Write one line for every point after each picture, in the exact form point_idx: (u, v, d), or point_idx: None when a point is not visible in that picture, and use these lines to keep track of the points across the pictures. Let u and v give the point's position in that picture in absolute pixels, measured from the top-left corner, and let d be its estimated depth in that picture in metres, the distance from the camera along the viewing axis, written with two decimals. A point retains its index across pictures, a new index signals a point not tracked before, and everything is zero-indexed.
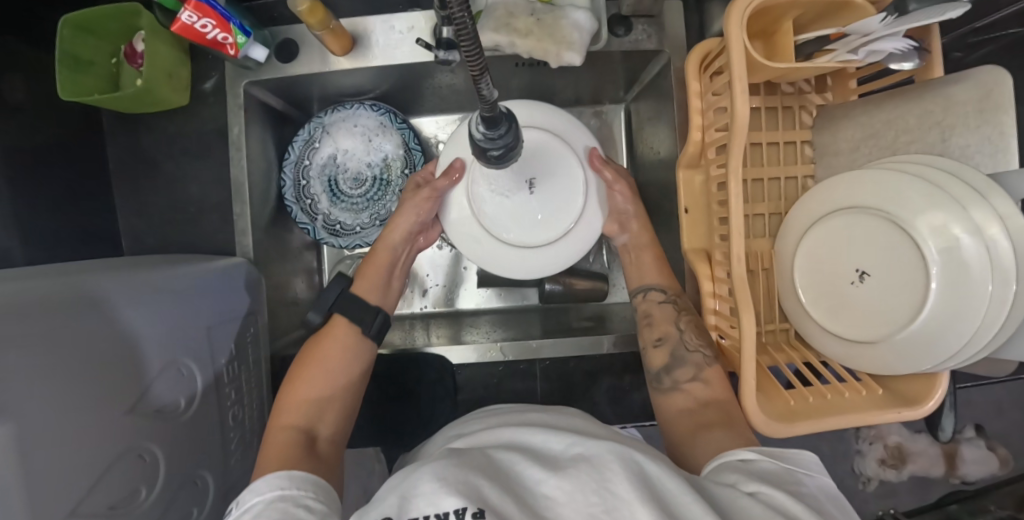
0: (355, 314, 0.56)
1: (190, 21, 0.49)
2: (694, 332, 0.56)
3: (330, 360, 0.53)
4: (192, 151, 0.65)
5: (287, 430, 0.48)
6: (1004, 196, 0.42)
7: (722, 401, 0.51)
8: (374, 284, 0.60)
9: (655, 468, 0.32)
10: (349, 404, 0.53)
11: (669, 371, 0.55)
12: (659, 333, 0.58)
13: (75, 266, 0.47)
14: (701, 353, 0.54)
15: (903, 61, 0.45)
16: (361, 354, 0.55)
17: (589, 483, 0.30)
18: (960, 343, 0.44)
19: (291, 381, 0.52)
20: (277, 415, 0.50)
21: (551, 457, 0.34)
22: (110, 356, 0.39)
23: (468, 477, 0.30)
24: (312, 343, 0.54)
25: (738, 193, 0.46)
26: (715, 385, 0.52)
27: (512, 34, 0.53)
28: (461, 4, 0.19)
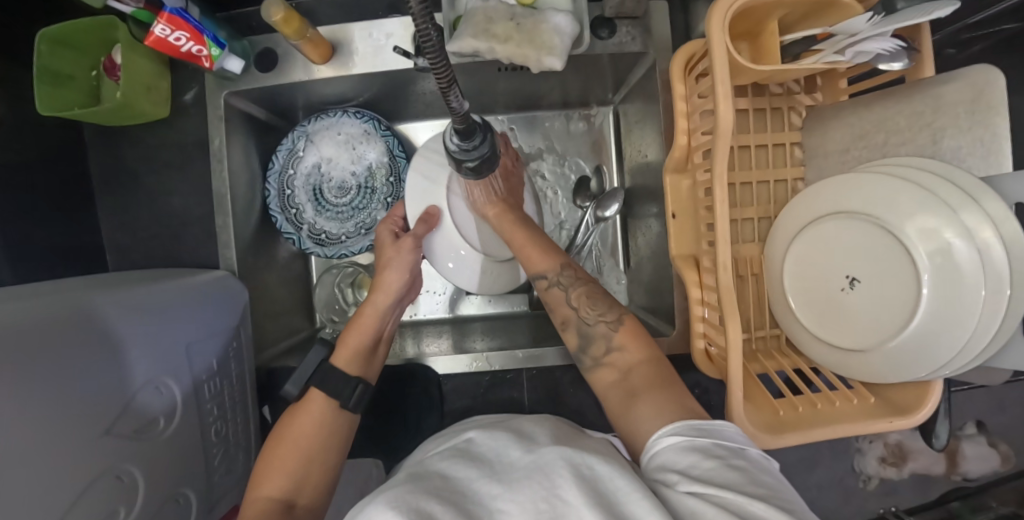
0: (335, 388, 0.50)
1: (163, 35, 0.48)
2: (588, 304, 0.51)
3: (306, 436, 0.48)
4: (175, 163, 0.65)
5: (262, 502, 0.43)
6: (996, 199, 0.41)
7: (642, 367, 0.47)
8: (357, 350, 0.55)
9: (606, 468, 0.31)
10: (329, 467, 0.48)
11: (583, 351, 0.49)
12: (560, 318, 0.53)
13: (52, 284, 0.47)
14: (604, 322, 0.50)
15: (892, 62, 0.44)
16: (338, 420, 0.50)
17: (538, 493, 0.29)
18: (953, 352, 0.43)
19: (267, 454, 0.47)
20: (255, 482, 0.46)
21: (505, 466, 0.33)
22: (88, 374, 0.39)
23: (427, 499, 0.28)
24: (285, 421, 0.49)
25: (722, 200, 0.45)
26: (633, 350, 0.48)
27: (491, 40, 0.52)
28: (422, 15, 0.23)
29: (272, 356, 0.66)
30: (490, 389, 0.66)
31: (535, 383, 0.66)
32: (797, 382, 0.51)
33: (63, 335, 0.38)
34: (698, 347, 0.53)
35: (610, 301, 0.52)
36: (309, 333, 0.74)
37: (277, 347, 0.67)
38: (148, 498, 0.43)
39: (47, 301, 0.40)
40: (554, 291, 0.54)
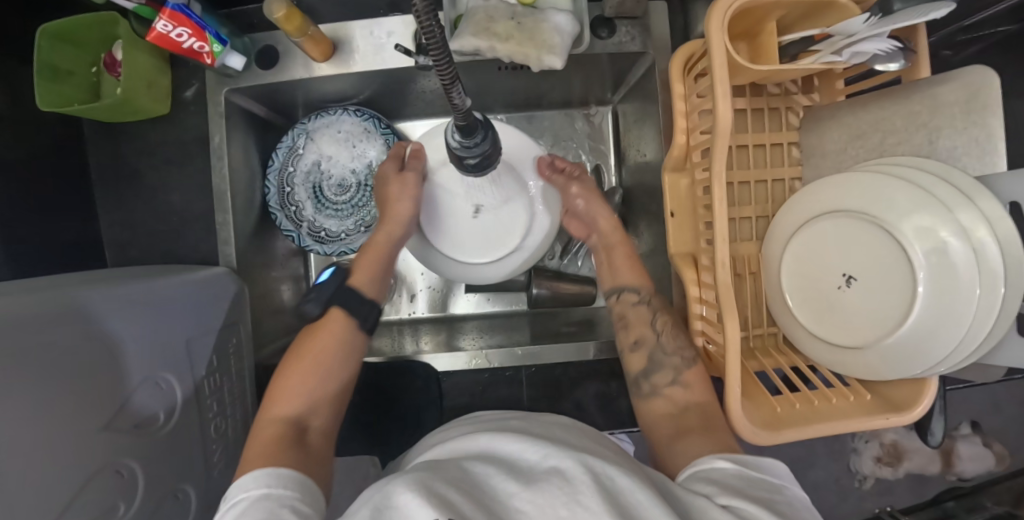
0: (356, 310, 0.55)
1: (165, 31, 0.48)
2: (670, 334, 0.56)
3: (327, 355, 0.51)
4: (175, 160, 0.65)
5: (278, 422, 0.46)
6: (990, 198, 0.41)
7: (702, 405, 0.50)
8: (370, 271, 0.59)
9: (624, 481, 0.31)
10: (341, 392, 0.52)
11: (647, 376, 0.54)
12: (636, 337, 0.57)
13: (51, 279, 0.47)
14: (680, 357, 0.54)
15: (888, 62, 0.44)
16: (354, 347, 0.54)
17: (560, 497, 0.29)
18: (949, 349, 0.43)
19: (285, 370, 0.50)
20: (269, 400, 0.49)
21: (525, 470, 0.33)
22: (87, 370, 0.39)
23: (442, 487, 0.30)
24: (307, 336, 0.53)
25: (721, 198, 0.45)
26: (697, 390, 0.51)
27: (492, 39, 0.52)
28: (426, 11, 0.24)
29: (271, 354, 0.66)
30: (488, 387, 0.66)
31: (533, 381, 0.66)
32: (794, 379, 0.51)
33: (62, 331, 0.38)
34: (697, 344, 0.53)
35: (689, 336, 0.56)
36: None
37: (276, 345, 0.67)
38: (148, 493, 0.43)
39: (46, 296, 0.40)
40: (641, 309, 0.59)
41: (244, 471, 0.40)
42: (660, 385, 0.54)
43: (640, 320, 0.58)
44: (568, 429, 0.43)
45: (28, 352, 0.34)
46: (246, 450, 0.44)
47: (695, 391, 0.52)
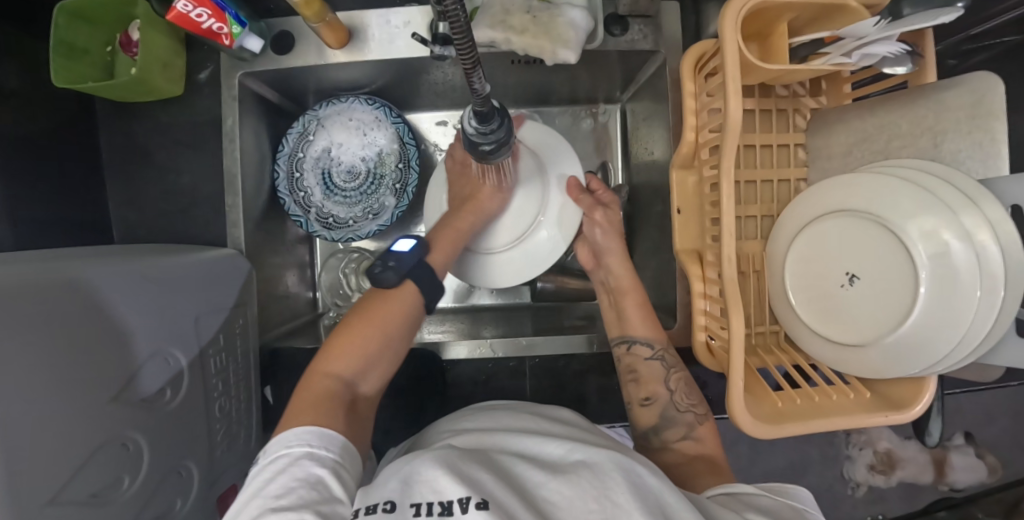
0: (425, 291, 0.53)
1: (185, 11, 0.48)
2: (681, 392, 0.57)
3: (390, 320, 0.50)
4: (185, 141, 0.65)
5: (328, 378, 0.45)
6: (993, 201, 0.42)
7: (716, 458, 0.52)
8: (446, 260, 0.58)
9: (653, 481, 0.32)
10: (392, 359, 0.51)
11: (659, 431, 0.55)
12: (648, 393, 0.57)
13: (61, 252, 0.47)
14: (693, 413, 0.55)
15: (896, 65, 0.46)
16: (418, 313, 0.53)
17: (589, 490, 0.29)
18: (948, 348, 0.44)
19: (342, 329, 0.49)
20: (317, 359, 0.48)
21: (550, 463, 0.34)
22: (98, 343, 0.39)
23: (465, 465, 0.30)
24: (375, 298, 0.51)
25: (730, 194, 0.46)
26: (709, 443, 0.54)
27: (508, 31, 0.53)
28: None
29: (274, 337, 0.66)
30: (491, 378, 0.67)
31: (536, 373, 0.66)
32: (795, 376, 0.52)
33: (72, 302, 0.37)
34: (700, 339, 0.54)
35: (701, 398, 0.57)
36: (311, 317, 0.75)
37: (280, 329, 0.67)
38: (152, 468, 0.43)
39: (57, 268, 0.39)
40: (653, 365, 0.58)
41: (301, 421, 0.40)
42: (670, 440, 0.54)
43: (652, 376, 0.58)
44: (578, 426, 0.44)
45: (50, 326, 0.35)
46: (295, 400, 0.43)
47: (706, 444, 0.53)
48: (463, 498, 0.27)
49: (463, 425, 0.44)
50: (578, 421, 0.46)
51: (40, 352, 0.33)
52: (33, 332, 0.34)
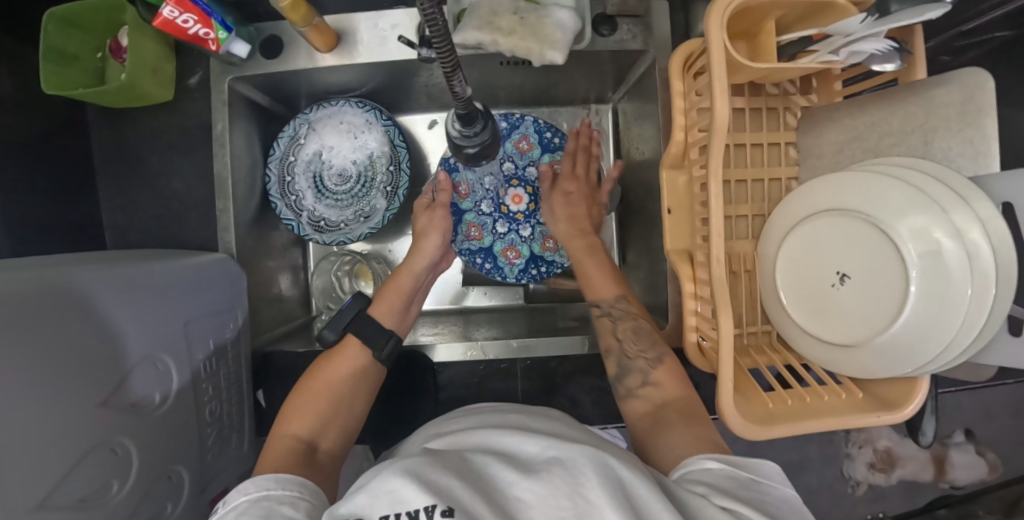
0: (369, 337, 0.56)
1: (171, 17, 0.49)
2: (632, 340, 0.56)
3: (338, 380, 0.53)
4: (177, 146, 0.65)
5: (288, 438, 0.47)
6: (985, 201, 0.42)
7: (677, 401, 0.50)
8: (392, 306, 0.60)
9: (625, 472, 0.32)
10: (351, 421, 0.53)
11: (619, 381, 0.54)
12: (604, 347, 0.57)
13: (50, 258, 0.47)
14: (643, 359, 0.54)
15: (884, 62, 0.45)
16: (370, 367, 0.56)
17: (562, 487, 0.29)
18: (939, 348, 0.43)
19: (298, 393, 0.52)
20: (280, 423, 0.50)
21: (524, 461, 0.34)
22: (87, 347, 0.39)
23: (437, 471, 0.30)
24: (322, 363, 0.54)
25: (719, 194, 0.45)
26: (668, 387, 0.52)
27: (495, 33, 0.53)
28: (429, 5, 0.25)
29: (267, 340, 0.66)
30: (483, 381, 0.67)
31: (528, 374, 0.66)
32: (787, 376, 0.52)
33: (54, 305, 0.37)
34: (691, 340, 0.53)
35: (654, 339, 0.55)
36: (305, 320, 0.75)
37: (273, 332, 0.67)
38: (141, 473, 0.43)
39: (42, 274, 0.40)
40: (604, 320, 0.59)
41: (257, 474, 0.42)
42: (633, 387, 0.53)
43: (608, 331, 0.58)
44: (567, 423, 0.44)
45: (32, 323, 0.35)
46: (257, 465, 0.44)
47: (666, 388, 0.52)
48: (428, 507, 0.27)
49: (448, 427, 0.44)
50: (567, 419, 0.46)
51: (26, 353, 0.34)
52: (22, 329, 0.34)
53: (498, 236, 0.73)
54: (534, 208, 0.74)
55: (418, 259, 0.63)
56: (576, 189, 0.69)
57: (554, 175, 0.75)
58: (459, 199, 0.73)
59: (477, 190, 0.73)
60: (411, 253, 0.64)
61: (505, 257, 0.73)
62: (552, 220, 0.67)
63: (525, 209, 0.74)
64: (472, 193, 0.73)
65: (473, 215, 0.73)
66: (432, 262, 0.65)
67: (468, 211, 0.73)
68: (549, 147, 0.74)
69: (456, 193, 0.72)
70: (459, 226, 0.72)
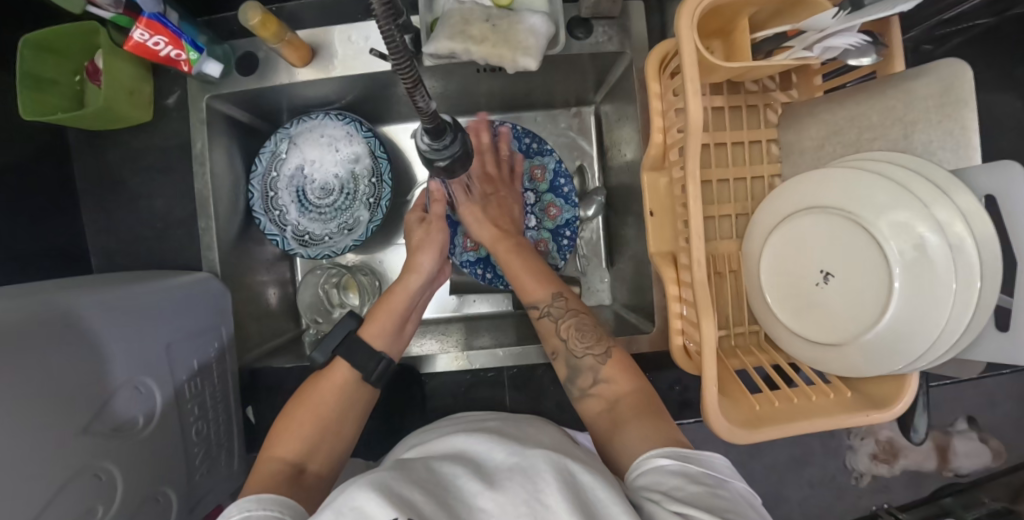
0: (359, 361, 0.56)
1: (142, 39, 0.49)
2: (575, 336, 0.55)
3: (326, 402, 0.53)
4: (158, 167, 0.65)
5: (276, 462, 0.48)
6: (965, 192, 0.41)
7: (630, 396, 0.50)
8: (384, 327, 0.60)
9: (586, 477, 0.32)
10: (340, 442, 0.53)
11: (572, 382, 0.54)
12: (551, 349, 0.57)
13: (32, 284, 0.47)
14: (592, 355, 0.54)
15: (861, 57, 0.44)
16: (357, 389, 0.56)
17: (520, 496, 0.29)
18: (926, 346, 0.43)
19: (286, 417, 0.53)
20: (269, 447, 0.50)
21: (491, 468, 0.34)
22: (70, 372, 0.39)
23: (404, 487, 0.30)
24: (311, 385, 0.55)
25: (697, 195, 0.44)
26: (619, 382, 0.52)
27: (467, 41, 0.52)
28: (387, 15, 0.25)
29: (254, 357, 0.67)
30: (470, 389, 0.67)
31: (515, 383, 0.66)
32: (774, 377, 0.51)
33: (36, 330, 0.38)
34: (677, 343, 0.52)
35: (597, 333, 0.55)
36: (294, 334, 0.75)
37: (260, 349, 0.68)
38: (126, 497, 0.43)
39: (34, 301, 0.40)
40: (546, 322, 0.58)
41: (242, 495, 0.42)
42: (585, 387, 0.53)
43: (551, 332, 0.58)
44: (543, 430, 0.44)
45: (17, 346, 0.35)
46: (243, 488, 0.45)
47: (618, 383, 0.52)
48: None
49: (429, 437, 0.45)
50: (544, 425, 0.46)
51: (9, 382, 0.34)
52: (10, 354, 0.35)
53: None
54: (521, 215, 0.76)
55: (413, 277, 0.63)
56: (493, 192, 0.70)
57: (535, 178, 0.75)
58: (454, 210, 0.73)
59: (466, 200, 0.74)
60: (404, 271, 0.64)
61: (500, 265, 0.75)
62: (472, 225, 0.67)
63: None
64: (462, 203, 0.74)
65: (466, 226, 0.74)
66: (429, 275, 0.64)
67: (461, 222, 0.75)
68: (528, 154, 0.75)
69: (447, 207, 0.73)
70: (454, 238, 0.74)
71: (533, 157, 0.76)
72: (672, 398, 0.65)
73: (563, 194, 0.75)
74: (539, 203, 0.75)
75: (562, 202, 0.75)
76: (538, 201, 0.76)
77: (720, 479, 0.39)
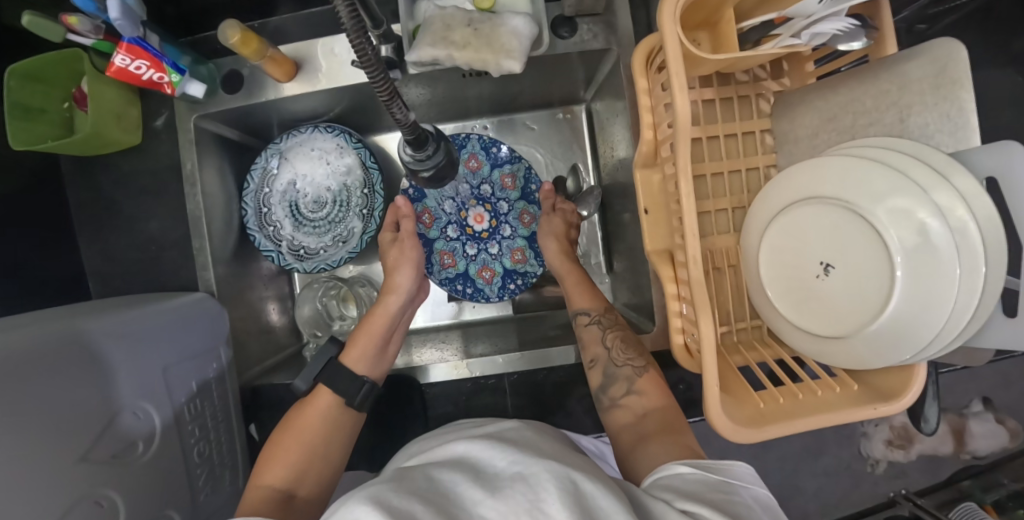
0: (343, 388, 0.56)
1: (124, 64, 0.50)
2: (619, 347, 0.56)
3: (310, 429, 0.53)
4: (149, 189, 0.65)
5: (264, 490, 0.49)
6: (965, 175, 0.40)
7: (658, 412, 0.51)
8: (365, 350, 0.60)
9: (588, 486, 0.31)
10: (327, 467, 0.53)
11: (603, 390, 0.54)
12: (590, 356, 0.58)
13: (31, 313, 0.47)
14: (630, 366, 0.55)
15: (851, 41, 0.43)
16: (343, 416, 0.56)
17: (522, 504, 0.29)
18: (931, 336, 0.41)
19: (272, 443, 0.53)
20: (257, 473, 0.51)
21: (491, 476, 0.33)
22: (67, 400, 0.39)
23: (402, 499, 0.29)
24: (297, 411, 0.55)
25: (688, 191, 0.43)
26: (650, 396, 0.53)
27: (449, 47, 0.52)
28: (349, 13, 0.24)
29: (256, 374, 0.67)
30: (471, 397, 0.67)
31: (517, 389, 0.66)
32: (779, 373, 0.50)
33: (37, 361, 0.38)
34: (677, 341, 0.51)
35: (639, 348, 0.56)
36: (294, 349, 0.75)
37: (261, 366, 0.68)
38: None
39: (28, 330, 0.40)
40: (592, 329, 0.59)
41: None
42: (616, 396, 0.54)
43: (594, 340, 0.58)
44: (545, 436, 0.43)
45: (11, 380, 0.35)
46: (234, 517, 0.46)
47: (650, 398, 0.53)
48: None
49: (430, 445, 0.44)
50: (545, 433, 0.45)
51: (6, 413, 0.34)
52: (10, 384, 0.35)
53: (471, 258, 0.74)
54: (495, 224, 0.75)
55: (393, 298, 0.63)
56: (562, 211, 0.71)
57: (506, 187, 0.75)
58: (425, 229, 0.74)
59: (440, 217, 0.74)
60: (386, 291, 0.64)
61: (481, 279, 0.74)
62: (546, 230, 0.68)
63: (489, 226, 0.75)
64: (436, 220, 0.74)
65: (442, 242, 0.74)
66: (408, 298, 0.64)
67: (436, 240, 0.75)
68: (498, 162, 0.75)
69: (421, 224, 0.74)
70: (431, 257, 0.73)
71: (501, 165, 0.76)
72: (676, 397, 0.65)
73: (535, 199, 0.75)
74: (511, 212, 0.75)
75: (535, 208, 0.75)
76: (510, 208, 0.76)
77: (738, 487, 0.38)
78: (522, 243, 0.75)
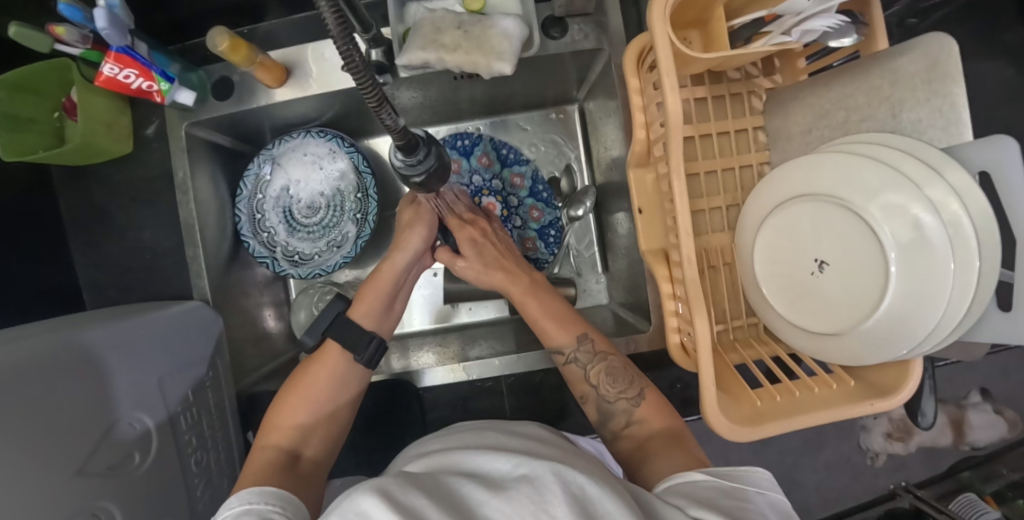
0: (351, 342, 0.56)
1: (113, 73, 0.51)
2: (604, 381, 0.55)
3: (318, 385, 0.54)
4: (141, 198, 0.65)
5: (270, 450, 0.49)
6: (958, 169, 0.39)
7: (662, 434, 0.50)
8: (372, 305, 0.60)
9: (592, 488, 0.31)
10: (331, 425, 0.54)
11: (604, 426, 0.54)
12: (579, 394, 0.57)
13: (26, 325, 0.47)
14: (625, 400, 0.53)
15: (841, 38, 0.43)
16: (351, 376, 0.56)
17: (528, 506, 0.29)
18: (927, 332, 0.41)
19: (280, 399, 0.53)
20: (263, 432, 0.51)
21: (496, 480, 0.33)
22: (62, 412, 0.39)
23: (404, 493, 0.29)
24: (305, 367, 0.55)
25: (682, 191, 0.43)
26: (653, 421, 0.51)
27: (440, 50, 0.52)
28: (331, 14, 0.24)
29: (253, 381, 0.67)
30: (470, 399, 0.67)
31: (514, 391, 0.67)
32: (776, 371, 0.49)
33: (31, 373, 0.38)
34: (674, 341, 0.51)
35: (630, 375, 0.54)
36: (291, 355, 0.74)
37: (258, 373, 0.68)
38: None
39: (20, 342, 0.40)
40: (573, 367, 0.57)
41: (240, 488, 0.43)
42: (618, 430, 0.53)
43: (578, 379, 0.57)
44: (546, 439, 0.43)
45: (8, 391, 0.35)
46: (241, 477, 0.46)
47: (647, 413, 0.52)
48: None
49: (431, 447, 0.44)
50: (546, 436, 0.45)
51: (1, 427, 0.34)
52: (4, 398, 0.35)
53: None
54: (507, 215, 0.77)
55: (401, 254, 0.62)
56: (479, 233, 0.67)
57: (514, 185, 0.78)
58: None
59: None
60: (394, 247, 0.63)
61: None
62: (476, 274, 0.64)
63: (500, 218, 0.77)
64: None
65: None
66: (417, 255, 0.63)
67: None
68: (508, 162, 0.78)
69: None
70: None
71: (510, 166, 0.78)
72: (674, 396, 0.65)
73: (543, 198, 0.78)
74: (522, 207, 0.77)
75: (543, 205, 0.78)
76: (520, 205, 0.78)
77: (753, 493, 0.38)
78: (532, 233, 0.77)
